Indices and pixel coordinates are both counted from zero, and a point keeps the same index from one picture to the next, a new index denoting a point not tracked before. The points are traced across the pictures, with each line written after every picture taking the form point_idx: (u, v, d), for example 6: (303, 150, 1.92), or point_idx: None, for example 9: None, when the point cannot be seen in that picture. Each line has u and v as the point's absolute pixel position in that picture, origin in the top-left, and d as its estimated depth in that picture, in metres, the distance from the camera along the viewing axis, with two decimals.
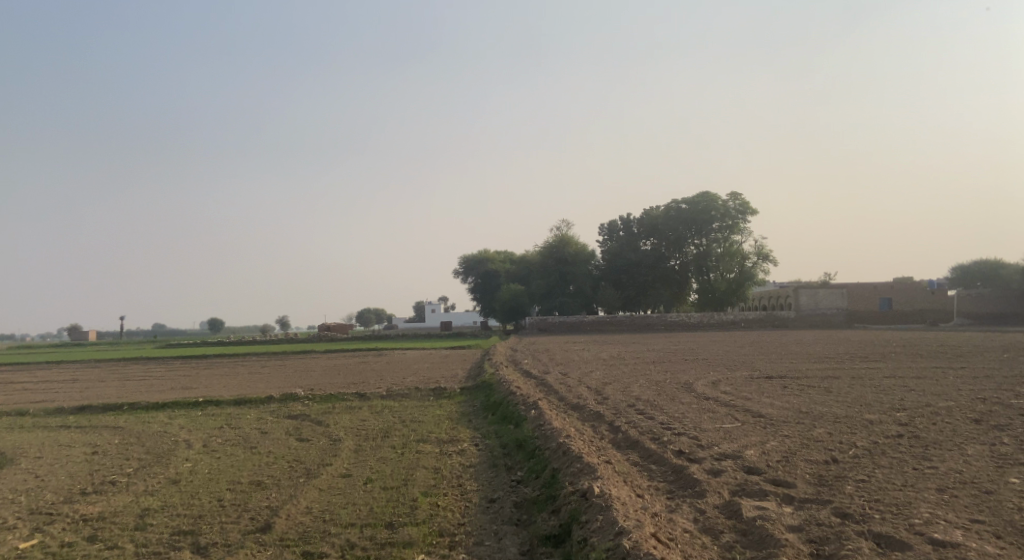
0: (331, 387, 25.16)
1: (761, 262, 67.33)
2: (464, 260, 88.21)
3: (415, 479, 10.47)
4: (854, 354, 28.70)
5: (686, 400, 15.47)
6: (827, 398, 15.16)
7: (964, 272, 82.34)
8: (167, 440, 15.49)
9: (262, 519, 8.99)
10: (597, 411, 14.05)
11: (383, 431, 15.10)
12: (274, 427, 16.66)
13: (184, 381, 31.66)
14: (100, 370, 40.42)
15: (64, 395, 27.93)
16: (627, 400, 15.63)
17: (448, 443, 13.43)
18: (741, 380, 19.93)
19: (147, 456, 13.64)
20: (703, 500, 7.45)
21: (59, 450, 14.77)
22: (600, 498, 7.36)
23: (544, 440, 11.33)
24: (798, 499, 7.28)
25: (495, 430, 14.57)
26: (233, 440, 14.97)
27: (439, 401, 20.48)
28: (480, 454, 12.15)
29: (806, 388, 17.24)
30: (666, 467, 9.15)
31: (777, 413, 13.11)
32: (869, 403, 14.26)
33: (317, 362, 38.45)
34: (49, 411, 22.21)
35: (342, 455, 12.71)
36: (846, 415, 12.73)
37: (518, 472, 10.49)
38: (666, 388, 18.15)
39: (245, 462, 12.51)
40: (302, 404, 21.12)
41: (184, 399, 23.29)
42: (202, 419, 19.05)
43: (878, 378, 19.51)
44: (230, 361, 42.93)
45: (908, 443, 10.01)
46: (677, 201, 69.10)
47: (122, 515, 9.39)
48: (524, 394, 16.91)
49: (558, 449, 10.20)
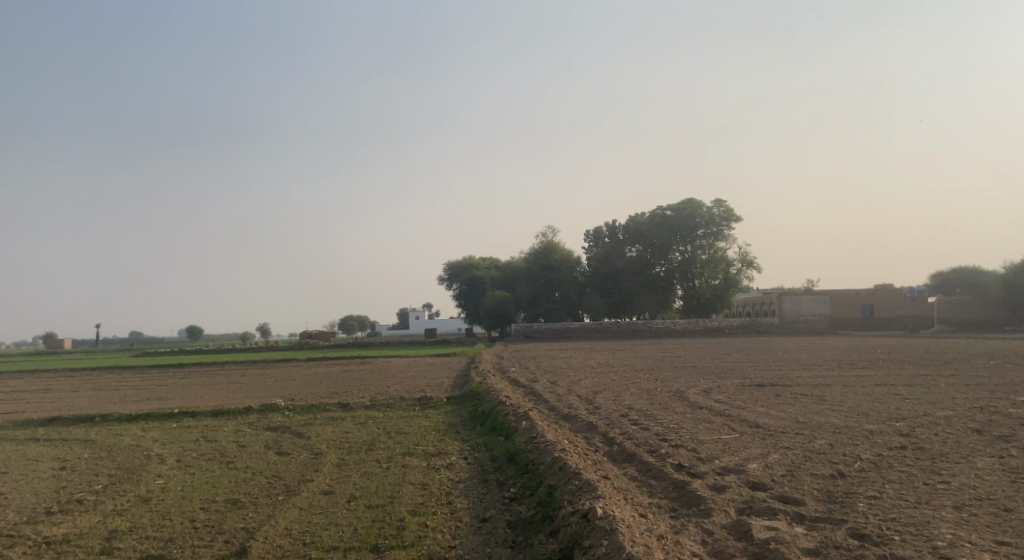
0: (314, 396, 24.61)
1: (745, 269, 67.35)
2: (448, 267, 87.79)
3: (403, 496, 9.99)
4: (842, 362, 28.46)
5: (679, 410, 15.08)
6: (823, 407, 14.83)
7: (945, 280, 82.98)
8: (141, 454, 14.86)
9: (237, 542, 8.45)
10: (589, 421, 13.63)
11: (368, 444, 14.57)
12: (253, 440, 16.08)
13: (161, 391, 30.83)
14: (75, 380, 39.46)
15: (35, 406, 27.05)
16: (619, 410, 15.20)
17: (435, 457, 12.93)
18: (732, 388, 19.59)
19: (117, 472, 13.03)
20: (709, 520, 7.02)
21: (25, 465, 14.10)
22: (603, 520, 6.90)
23: (538, 454, 10.86)
24: (810, 519, 6.87)
25: (484, 442, 14.11)
26: (210, 454, 14.38)
27: (424, 411, 19.99)
28: (470, 468, 11.66)
29: (800, 396, 16.91)
30: (666, 482, 8.74)
31: (776, 424, 12.72)
32: (865, 412, 13.94)
33: (300, 371, 37.72)
34: (20, 423, 21.43)
35: (324, 470, 12.18)
36: (846, 425, 12.37)
37: (511, 489, 10.01)
38: (657, 397, 17.77)
39: (221, 479, 11.93)
40: (282, 415, 20.54)
41: (160, 410, 22.56)
42: (178, 431, 18.40)
43: (870, 385, 19.22)
44: (209, 370, 42.03)
45: (913, 455, 9.64)
46: (663, 207, 69.00)
47: (88, 538, 8.81)
48: (514, 404, 16.46)
49: (553, 465, 9.75)
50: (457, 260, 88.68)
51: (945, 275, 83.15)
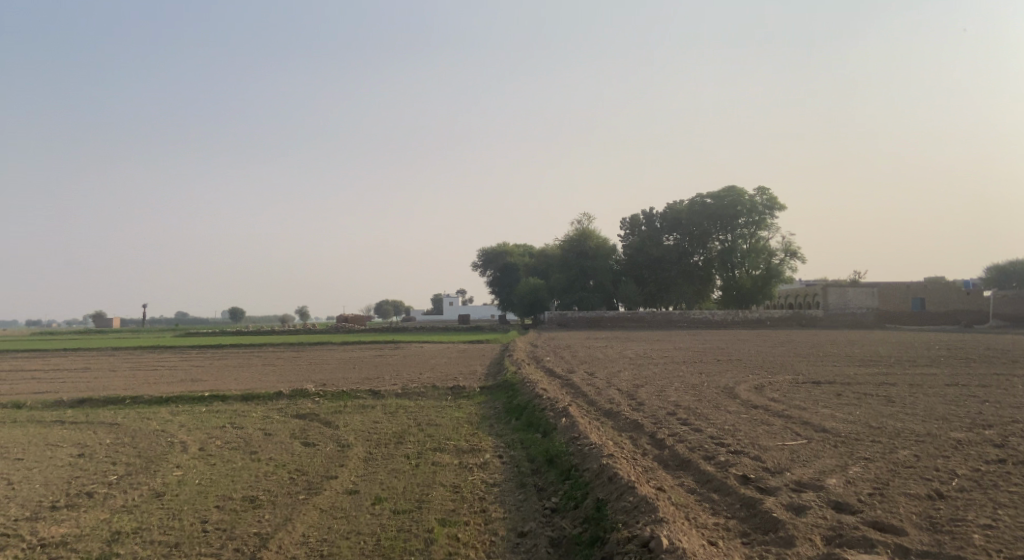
0: (345, 382, 23.86)
1: (788, 258, 65.27)
2: (484, 252, 87.16)
3: (432, 501, 9.01)
4: (900, 358, 26.88)
5: (733, 409, 13.89)
6: (892, 409, 13.52)
7: (1000, 272, 80.00)
8: (163, 440, 14.13)
9: (247, 551, 7.56)
10: (635, 419, 12.54)
11: (397, 436, 13.66)
12: (280, 428, 15.29)
13: (193, 372, 30.34)
14: (113, 359, 39.43)
15: (68, 385, 26.73)
16: (665, 407, 14.02)
17: (468, 454, 11.94)
18: (786, 384, 18.32)
19: (136, 460, 12.31)
20: (792, 552, 5.92)
21: (44, 451, 13.47)
22: (671, 555, 5.86)
23: (581, 459, 9.79)
24: (917, 554, 5.80)
25: (519, 439, 13.09)
26: (233, 443, 13.57)
27: (457, 402, 19.10)
28: (504, 470, 10.63)
29: (863, 396, 15.60)
30: (733, 498, 7.62)
31: (845, 428, 11.46)
32: (944, 417, 12.60)
33: (334, 355, 37.09)
34: (49, 404, 20.97)
35: (349, 465, 11.27)
36: (927, 432, 11.11)
37: (552, 498, 8.98)
38: (705, 393, 16.59)
39: (241, 472, 11.10)
40: (312, 402, 19.78)
41: (189, 393, 21.98)
42: (205, 416, 17.74)
43: (936, 385, 17.79)
44: (244, 352, 41.67)
45: (1019, 472, 8.40)
46: (703, 195, 67.08)
47: (87, 541, 8.02)
48: (552, 397, 15.36)
49: (601, 474, 8.68)
50: (493, 246, 87.95)
51: (1000, 267, 80.00)
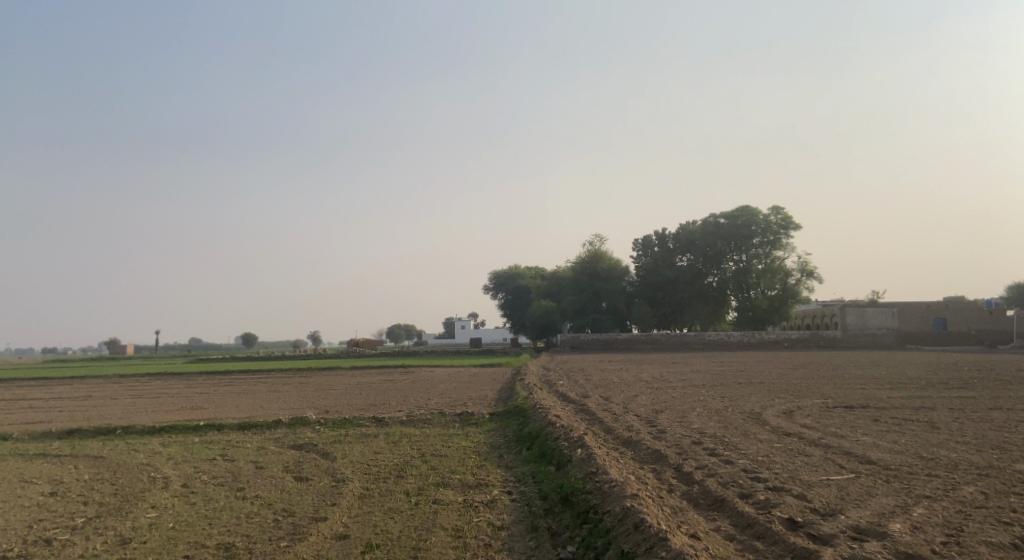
0: (349, 408, 22.79)
1: (805, 278, 63.78)
2: (495, 275, 86.23)
3: (431, 548, 7.89)
4: (932, 380, 25.47)
5: (764, 436, 12.67)
6: (941, 437, 12.30)
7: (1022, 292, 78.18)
8: (144, 477, 13.02)
9: None
10: (657, 450, 11.37)
11: (398, 469, 12.54)
12: (273, 460, 14.21)
13: (193, 400, 29.23)
14: (114, 386, 38.46)
15: (62, 415, 25.70)
16: (690, 435, 12.80)
17: (474, 491, 10.78)
18: (816, 408, 17.09)
19: (111, 500, 11.24)
20: None
21: (14, 489, 12.43)
22: None
23: (602, 498, 8.67)
24: None
25: (530, 471, 11.96)
26: (220, 479, 12.49)
27: (465, 429, 17.99)
28: (514, 510, 9.48)
29: (905, 421, 14.36)
30: (782, 548, 6.46)
31: (894, 460, 10.23)
32: (1000, 446, 11.37)
33: (342, 380, 35.97)
34: (35, 436, 19.95)
35: (342, 504, 10.16)
36: (988, 464, 9.86)
37: (568, 546, 7.87)
38: (730, 419, 15.39)
39: (222, 513, 10.00)
40: (312, 430, 18.73)
41: (185, 421, 20.96)
42: (198, 447, 16.73)
43: (979, 409, 16.49)
44: (247, 378, 40.61)
45: None
46: (716, 215, 66.00)
47: None
48: (565, 425, 14.20)
49: (624, 519, 7.52)
50: (504, 269, 86.92)
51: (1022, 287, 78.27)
